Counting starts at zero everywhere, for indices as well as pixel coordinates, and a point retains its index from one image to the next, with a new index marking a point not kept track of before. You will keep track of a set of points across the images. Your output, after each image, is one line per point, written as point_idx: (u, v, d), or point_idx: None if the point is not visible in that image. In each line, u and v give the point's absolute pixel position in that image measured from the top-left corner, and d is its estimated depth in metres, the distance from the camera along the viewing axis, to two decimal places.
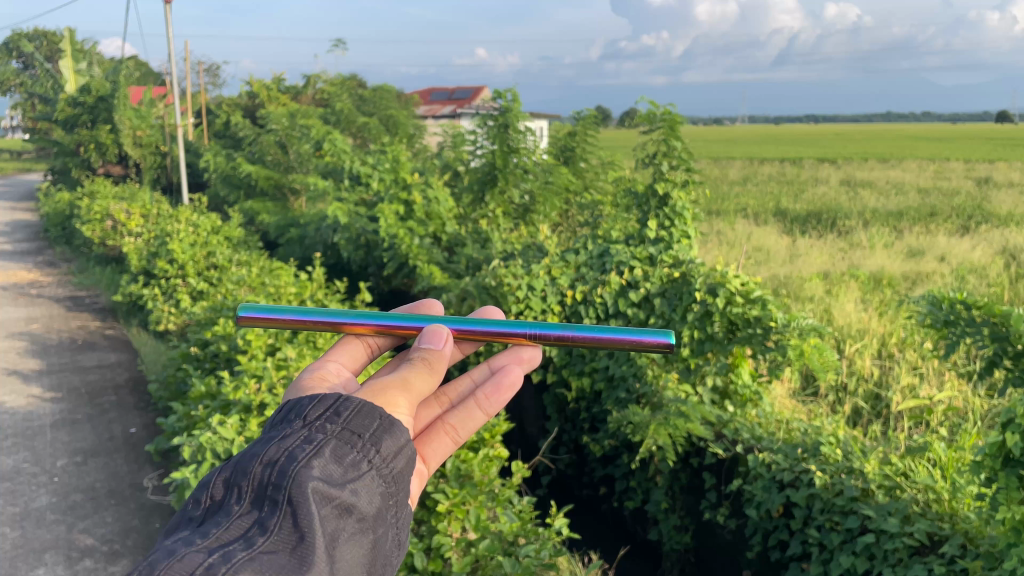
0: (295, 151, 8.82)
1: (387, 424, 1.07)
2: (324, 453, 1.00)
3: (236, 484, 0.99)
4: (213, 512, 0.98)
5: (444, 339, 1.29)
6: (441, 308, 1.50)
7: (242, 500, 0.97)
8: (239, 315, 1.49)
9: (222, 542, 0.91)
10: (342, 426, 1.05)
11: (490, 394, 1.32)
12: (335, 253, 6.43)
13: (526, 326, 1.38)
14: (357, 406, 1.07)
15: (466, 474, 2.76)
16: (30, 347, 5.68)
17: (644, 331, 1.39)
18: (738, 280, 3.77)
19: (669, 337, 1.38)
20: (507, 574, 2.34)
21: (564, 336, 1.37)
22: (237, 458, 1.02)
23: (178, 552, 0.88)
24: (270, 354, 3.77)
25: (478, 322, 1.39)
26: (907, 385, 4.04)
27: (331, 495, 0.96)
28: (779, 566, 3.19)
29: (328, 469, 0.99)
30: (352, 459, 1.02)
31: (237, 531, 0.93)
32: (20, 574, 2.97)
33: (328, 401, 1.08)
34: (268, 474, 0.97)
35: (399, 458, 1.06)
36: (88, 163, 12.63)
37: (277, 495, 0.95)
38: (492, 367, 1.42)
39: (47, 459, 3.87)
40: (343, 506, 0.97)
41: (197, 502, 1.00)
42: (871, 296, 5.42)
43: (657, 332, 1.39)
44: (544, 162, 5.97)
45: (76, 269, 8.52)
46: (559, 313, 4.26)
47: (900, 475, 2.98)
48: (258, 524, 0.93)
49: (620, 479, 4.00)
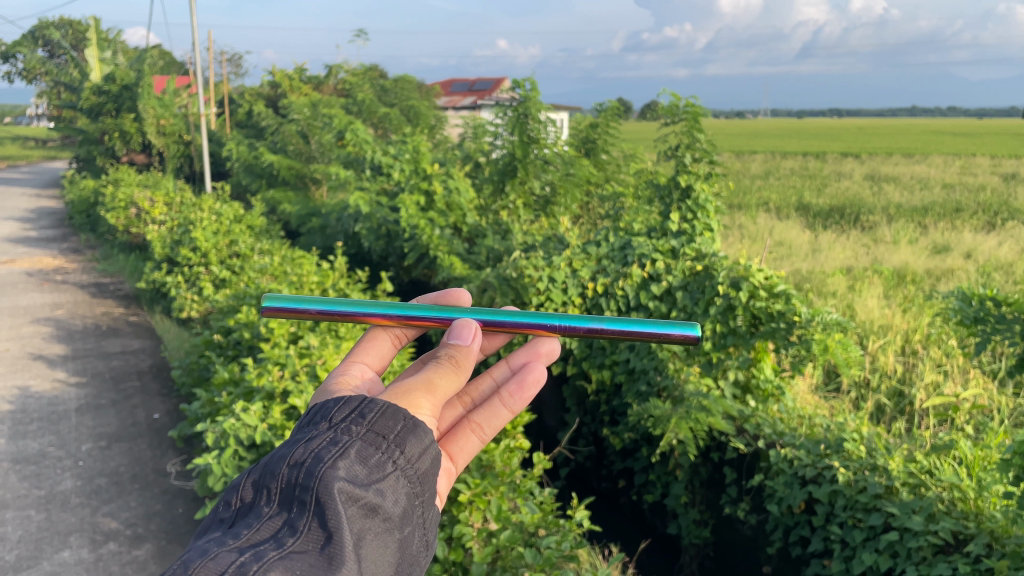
0: (317, 140, 8.85)
1: (412, 425, 1.06)
2: (349, 454, 1.00)
3: (264, 486, 0.99)
4: (243, 514, 0.98)
5: (471, 334, 1.27)
6: (469, 298, 1.49)
7: (271, 502, 0.97)
8: (263, 307, 1.47)
9: (252, 544, 0.91)
10: (367, 428, 1.04)
11: (513, 392, 1.31)
12: (356, 243, 6.45)
13: (553, 320, 1.36)
14: (382, 407, 1.07)
15: (488, 464, 2.78)
16: (55, 333, 5.75)
17: (669, 325, 1.38)
18: (762, 274, 3.77)
19: (695, 330, 1.36)
20: (528, 565, 2.32)
21: (592, 330, 1.36)
22: (266, 461, 1.02)
23: (210, 553, 0.88)
24: (293, 342, 3.80)
25: (507, 315, 1.36)
26: (931, 382, 3.98)
27: (356, 496, 0.96)
28: (800, 563, 3.17)
29: (353, 470, 0.99)
30: (377, 459, 1.02)
31: (268, 533, 0.94)
32: (46, 556, 3.01)
33: (353, 402, 1.08)
34: (294, 475, 0.97)
35: (424, 459, 1.05)
36: (112, 152, 12.77)
37: (304, 497, 0.95)
38: (513, 366, 1.41)
39: (72, 443, 3.91)
40: (369, 506, 0.96)
41: (227, 504, 1.00)
42: (894, 292, 5.37)
43: (682, 326, 1.37)
44: (565, 153, 5.92)
45: (100, 255, 8.61)
46: (580, 306, 4.23)
47: (925, 472, 2.92)
48: (287, 525, 0.94)
49: (640, 472, 4.00)
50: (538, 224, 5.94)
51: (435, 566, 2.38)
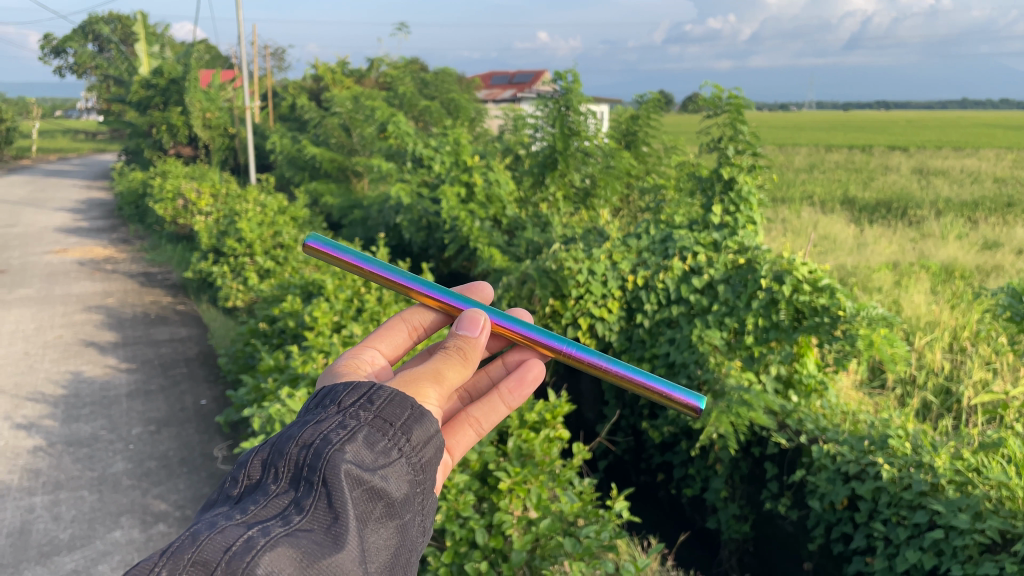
0: (359, 133, 8.94)
1: (418, 415, 1.11)
2: (357, 438, 1.03)
3: (272, 465, 1.01)
4: (250, 492, 1.00)
5: (478, 326, 1.33)
6: (492, 292, 1.62)
7: (279, 481, 0.99)
8: (305, 243, 1.62)
9: (259, 519, 0.93)
10: (375, 414, 1.08)
11: (512, 388, 1.44)
12: (397, 234, 6.52)
13: (566, 344, 1.49)
14: (389, 395, 1.11)
15: (528, 453, 2.79)
16: (106, 320, 5.91)
17: (678, 389, 1.46)
18: (806, 268, 3.73)
19: (701, 404, 1.45)
20: (568, 553, 2.34)
21: (597, 362, 1.48)
22: (274, 441, 1.04)
23: (218, 526, 0.90)
24: (335, 331, 3.87)
25: (524, 323, 1.49)
26: (980, 380, 3.90)
27: (363, 479, 0.99)
28: (842, 560, 3.15)
29: (360, 454, 1.02)
30: (384, 446, 1.05)
31: (275, 509, 0.95)
32: (98, 536, 3.10)
33: (362, 388, 1.12)
34: (302, 456, 1.00)
35: (427, 448, 1.10)
36: (160, 145, 13.05)
37: (312, 477, 0.98)
38: (507, 364, 1.58)
39: (123, 427, 4.02)
40: (374, 490, 1.00)
41: (234, 480, 1.02)
42: (942, 287, 5.25)
43: (691, 396, 1.45)
44: (606, 146, 5.90)
45: (149, 245, 8.81)
46: (620, 298, 4.21)
47: (973, 470, 2.86)
48: (294, 501, 0.96)
49: (679, 466, 3.99)
50: (578, 217, 5.93)
51: (476, 552, 2.38)
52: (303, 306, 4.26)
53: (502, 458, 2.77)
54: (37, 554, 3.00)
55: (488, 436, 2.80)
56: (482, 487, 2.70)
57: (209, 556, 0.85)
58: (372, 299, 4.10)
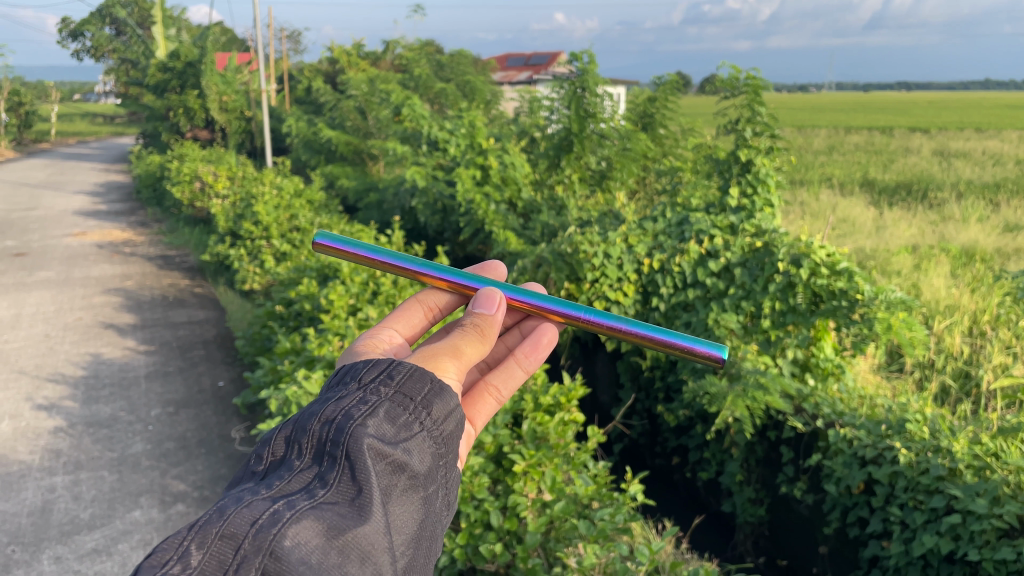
0: (374, 116, 8.92)
1: (438, 388, 1.11)
2: (378, 413, 1.03)
3: (296, 441, 1.02)
4: (274, 468, 1.01)
5: (496, 304, 1.34)
6: (506, 270, 1.61)
7: (303, 457, 1.00)
8: (315, 241, 1.62)
9: (284, 492, 0.93)
10: (395, 389, 1.08)
11: (528, 354, 1.45)
12: (413, 218, 6.52)
13: (584, 311, 1.48)
14: (409, 370, 1.11)
15: (542, 437, 2.79)
16: (125, 303, 5.96)
17: (698, 342, 1.45)
18: (824, 251, 3.71)
19: (724, 353, 1.43)
20: (581, 536, 2.35)
21: (616, 327, 1.47)
22: (298, 417, 1.05)
23: (245, 500, 0.91)
24: (352, 315, 3.88)
25: (537, 294, 1.50)
26: (1000, 364, 3.86)
27: (385, 452, 0.99)
28: (858, 544, 3.15)
29: (382, 428, 1.02)
30: (405, 419, 1.05)
31: (300, 484, 0.96)
32: (118, 515, 3.14)
33: (382, 364, 1.12)
34: (325, 431, 1.00)
35: (449, 421, 1.10)
36: (178, 128, 13.12)
37: (335, 452, 0.98)
38: (523, 332, 1.59)
39: (141, 408, 4.07)
40: (396, 463, 1.00)
41: (259, 457, 1.03)
42: (962, 271, 5.19)
43: (712, 346, 1.44)
44: (622, 128, 5.85)
45: (166, 229, 8.87)
46: (636, 282, 4.19)
47: (991, 455, 2.84)
48: (318, 474, 0.96)
49: (694, 450, 3.98)
50: (594, 199, 5.90)
51: (491, 534, 2.39)
52: (319, 289, 4.28)
53: (517, 441, 2.77)
54: (58, 533, 3.05)
55: (501, 418, 2.82)
56: (497, 469, 2.71)
57: (236, 529, 0.86)
58: (387, 282, 4.10)
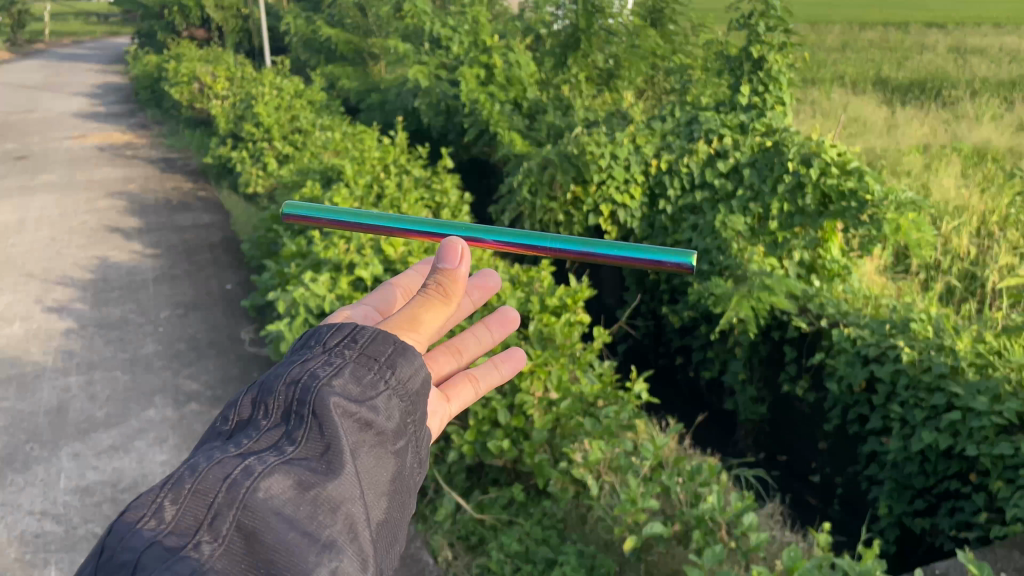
0: (375, 13, 8.64)
1: (401, 348, 1.16)
2: (343, 374, 1.10)
3: (264, 402, 1.10)
4: (245, 426, 1.09)
5: (459, 257, 1.24)
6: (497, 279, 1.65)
7: (270, 416, 1.08)
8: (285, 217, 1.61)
9: (254, 450, 1.03)
10: (359, 351, 1.14)
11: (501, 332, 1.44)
12: (417, 119, 6.40)
13: (548, 242, 1.44)
14: (372, 334, 1.16)
15: (549, 338, 2.81)
16: (130, 206, 5.94)
17: (666, 254, 1.39)
18: (835, 150, 3.64)
19: (691, 262, 1.37)
20: (588, 433, 2.43)
21: (583, 252, 1.43)
22: (265, 379, 1.12)
23: (216, 458, 1.00)
24: (357, 218, 3.84)
25: (499, 233, 1.46)
26: (1007, 264, 3.84)
27: (351, 411, 1.07)
28: (857, 440, 3.22)
29: (347, 387, 1.09)
30: (370, 378, 1.12)
31: (269, 442, 1.04)
32: (134, 414, 3.22)
33: (345, 328, 1.17)
34: (292, 393, 1.08)
35: (415, 379, 1.15)
36: (174, 27, 12.77)
37: (302, 410, 1.06)
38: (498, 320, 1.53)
39: (151, 311, 4.10)
40: (363, 420, 1.08)
41: (227, 418, 1.12)
42: (975, 171, 5.10)
43: (678, 255, 1.37)
44: (631, 24, 5.66)
45: (167, 131, 8.75)
46: (643, 185, 4.14)
47: (993, 353, 2.86)
48: (286, 433, 1.05)
49: (698, 350, 4.02)
50: (600, 100, 5.75)
51: (499, 431, 2.45)
52: (323, 192, 4.24)
53: (523, 342, 2.80)
54: (76, 431, 3.12)
55: (508, 319, 2.83)
56: None
57: (208, 486, 0.96)
58: (392, 185, 4.06)
